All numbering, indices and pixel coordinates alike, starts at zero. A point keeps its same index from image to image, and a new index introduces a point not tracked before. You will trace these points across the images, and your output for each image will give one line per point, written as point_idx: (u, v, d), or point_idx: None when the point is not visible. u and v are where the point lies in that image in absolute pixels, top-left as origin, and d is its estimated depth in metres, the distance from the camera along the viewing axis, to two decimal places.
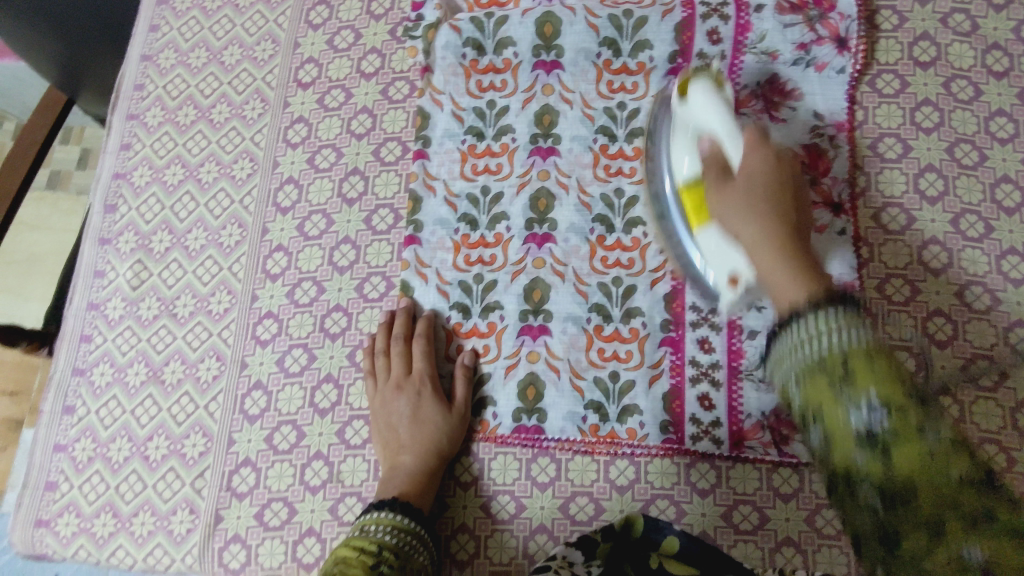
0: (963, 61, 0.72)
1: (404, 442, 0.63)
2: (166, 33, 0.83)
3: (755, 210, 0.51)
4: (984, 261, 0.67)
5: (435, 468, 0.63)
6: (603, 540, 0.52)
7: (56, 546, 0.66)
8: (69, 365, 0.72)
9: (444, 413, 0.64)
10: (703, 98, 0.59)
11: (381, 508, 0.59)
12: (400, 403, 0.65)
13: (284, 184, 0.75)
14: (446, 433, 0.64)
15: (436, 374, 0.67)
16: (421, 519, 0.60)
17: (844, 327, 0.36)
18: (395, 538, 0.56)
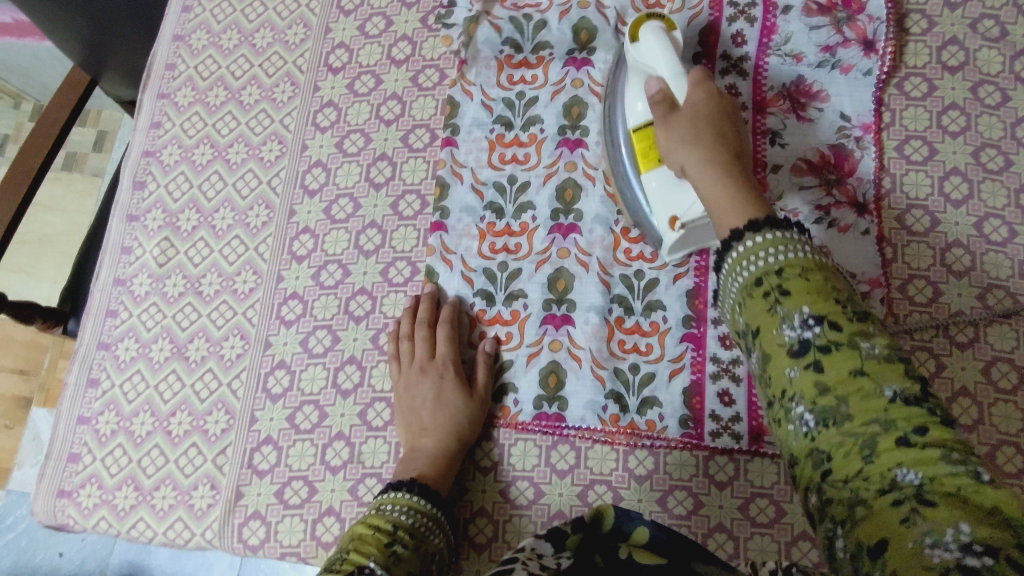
0: (991, 67, 0.72)
1: (427, 423, 0.63)
2: (198, 14, 0.83)
3: (698, 142, 0.57)
4: (1007, 266, 0.67)
5: (457, 451, 0.63)
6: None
7: (78, 517, 0.67)
8: (95, 339, 0.73)
9: (466, 397, 0.65)
10: (653, 45, 0.62)
11: (402, 489, 0.58)
12: (424, 384, 0.65)
13: (313, 167, 0.75)
14: (468, 417, 0.64)
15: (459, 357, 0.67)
16: (440, 504, 0.59)
17: (777, 249, 0.46)
18: (410, 519, 0.56)
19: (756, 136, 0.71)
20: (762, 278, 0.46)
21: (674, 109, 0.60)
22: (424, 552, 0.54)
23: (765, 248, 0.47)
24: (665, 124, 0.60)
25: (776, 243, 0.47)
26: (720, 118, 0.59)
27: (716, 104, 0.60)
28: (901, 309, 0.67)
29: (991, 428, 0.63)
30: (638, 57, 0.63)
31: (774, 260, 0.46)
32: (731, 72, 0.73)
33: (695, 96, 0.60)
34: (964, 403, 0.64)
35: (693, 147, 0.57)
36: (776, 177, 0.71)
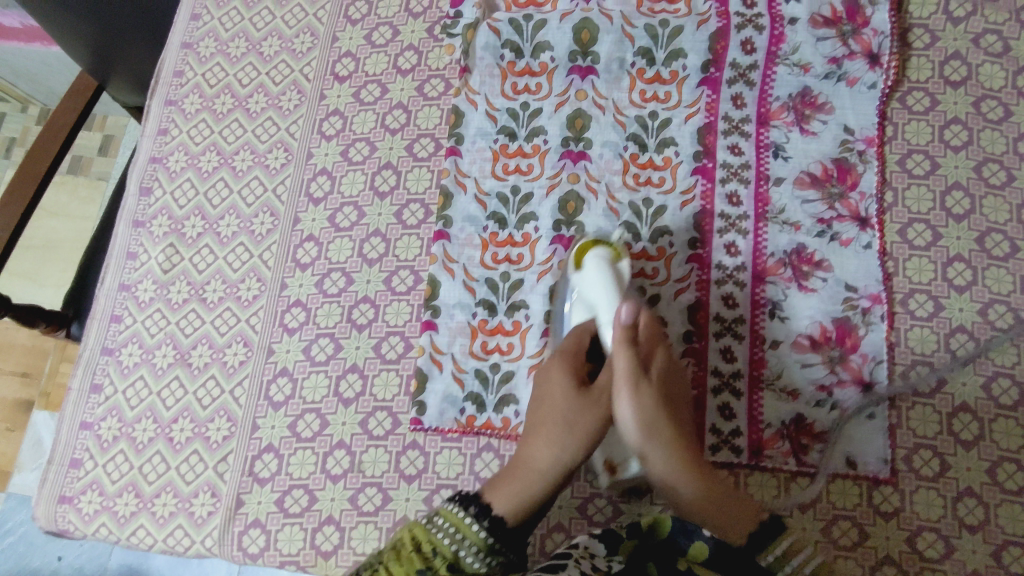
0: (994, 81, 0.73)
1: (537, 425, 0.59)
2: (206, 22, 0.84)
3: (665, 424, 0.58)
4: (1009, 281, 0.67)
5: (564, 457, 0.57)
6: (627, 536, 0.54)
7: (78, 523, 0.67)
8: (99, 344, 0.73)
9: (576, 398, 0.59)
10: (603, 279, 0.63)
11: (462, 505, 0.53)
12: (541, 388, 0.62)
13: (317, 175, 0.76)
14: (578, 420, 0.58)
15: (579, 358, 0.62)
16: (500, 530, 0.53)
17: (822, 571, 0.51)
18: (455, 546, 0.52)
19: (759, 149, 0.72)
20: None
21: (641, 381, 0.58)
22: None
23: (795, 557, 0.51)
24: (633, 390, 0.58)
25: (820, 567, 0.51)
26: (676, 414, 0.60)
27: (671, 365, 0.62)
28: (903, 324, 0.67)
29: (991, 444, 0.63)
30: (585, 283, 0.64)
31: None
32: (739, 81, 0.73)
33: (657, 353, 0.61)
34: (964, 419, 0.64)
35: (665, 445, 0.57)
36: (779, 190, 0.71)
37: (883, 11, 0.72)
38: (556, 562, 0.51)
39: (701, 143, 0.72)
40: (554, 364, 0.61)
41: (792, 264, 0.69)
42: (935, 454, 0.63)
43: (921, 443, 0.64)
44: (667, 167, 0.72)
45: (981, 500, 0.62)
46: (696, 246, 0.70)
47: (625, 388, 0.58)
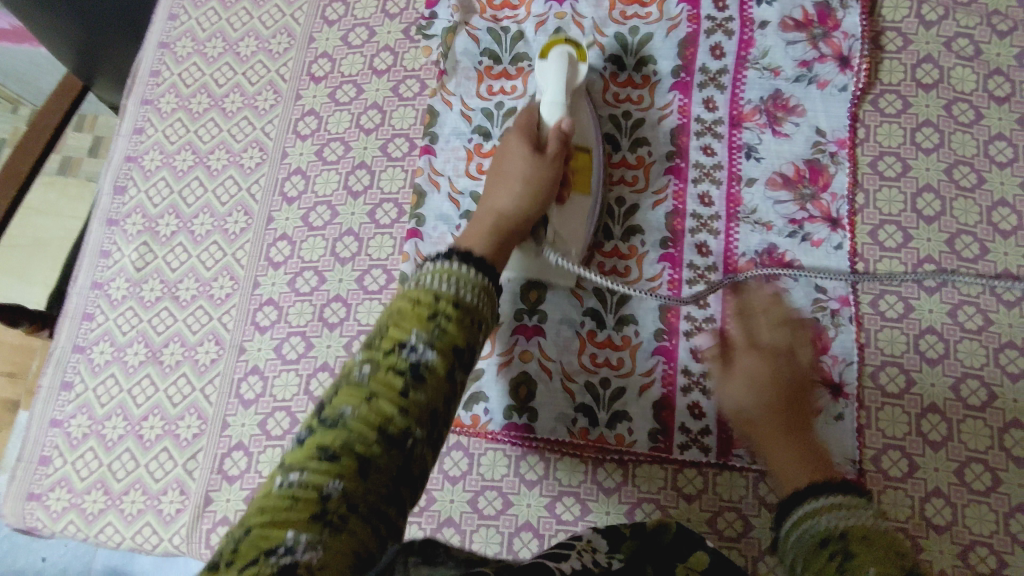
0: (965, 85, 0.73)
1: (496, 184, 0.62)
2: (184, 22, 0.84)
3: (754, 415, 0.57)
4: (978, 282, 0.67)
5: (523, 205, 0.60)
6: (630, 535, 0.44)
7: (46, 521, 0.67)
8: (70, 342, 0.73)
9: (531, 158, 0.61)
10: (556, 69, 0.66)
11: (444, 258, 0.49)
12: (499, 156, 0.64)
13: (292, 174, 0.76)
14: (532, 173, 0.61)
15: (533, 124, 0.64)
16: (481, 263, 0.50)
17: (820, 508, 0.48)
18: (450, 288, 0.47)
19: (731, 150, 0.72)
20: (829, 536, 0.44)
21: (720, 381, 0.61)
22: (466, 318, 0.46)
23: (831, 509, 0.46)
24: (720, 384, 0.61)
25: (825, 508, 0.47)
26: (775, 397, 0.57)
27: (767, 368, 0.59)
28: (873, 324, 0.67)
29: (959, 445, 0.63)
30: (541, 78, 0.67)
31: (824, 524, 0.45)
32: (710, 85, 0.74)
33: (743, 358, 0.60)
34: (932, 420, 0.64)
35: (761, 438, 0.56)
36: (750, 191, 0.71)
37: (854, 14, 0.73)
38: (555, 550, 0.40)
39: (674, 144, 0.72)
40: (511, 137, 0.64)
41: (763, 263, 0.69)
42: (903, 455, 0.64)
43: (889, 444, 0.64)
44: (640, 167, 0.72)
45: (949, 501, 0.62)
46: (667, 245, 0.70)
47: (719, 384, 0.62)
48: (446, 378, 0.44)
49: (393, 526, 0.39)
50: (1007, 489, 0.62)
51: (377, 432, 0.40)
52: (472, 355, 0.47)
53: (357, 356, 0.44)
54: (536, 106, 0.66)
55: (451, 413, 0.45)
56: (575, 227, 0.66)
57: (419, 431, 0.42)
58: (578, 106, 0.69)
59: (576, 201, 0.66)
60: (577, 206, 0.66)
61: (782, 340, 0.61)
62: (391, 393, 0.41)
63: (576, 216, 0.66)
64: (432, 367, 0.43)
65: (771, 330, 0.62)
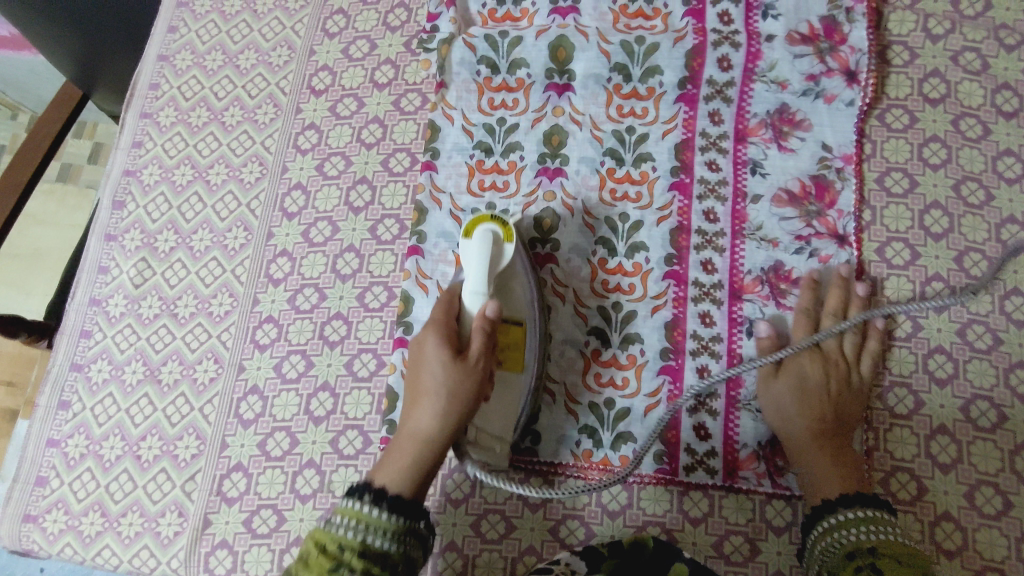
0: (973, 99, 0.72)
1: (416, 394, 0.58)
2: (183, 35, 0.84)
3: (803, 416, 0.62)
4: (987, 301, 0.67)
5: (441, 425, 0.56)
6: (609, 555, 0.58)
7: (43, 543, 0.66)
8: (68, 360, 0.72)
9: (449, 367, 0.57)
10: (478, 255, 0.61)
11: (357, 496, 0.53)
12: (420, 360, 0.60)
13: (292, 190, 0.75)
14: (452, 387, 0.57)
15: (453, 321, 0.59)
16: (398, 501, 0.54)
17: (870, 525, 0.55)
18: (362, 534, 0.51)
19: (737, 166, 0.71)
20: (854, 550, 0.54)
21: (776, 381, 0.64)
22: (377, 563, 0.50)
23: (849, 526, 0.55)
24: (771, 380, 0.64)
25: (868, 526, 0.55)
26: (822, 406, 0.62)
27: (834, 377, 0.64)
28: (880, 343, 0.66)
29: (969, 468, 0.62)
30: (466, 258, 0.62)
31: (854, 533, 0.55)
32: (716, 98, 0.73)
33: (803, 366, 0.64)
34: (942, 442, 0.63)
35: (802, 441, 0.61)
36: (756, 208, 0.70)
37: (861, 29, 0.72)
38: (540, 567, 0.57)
39: (678, 159, 0.72)
40: (430, 335, 0.59)
41: (769, 281, 0.68)
42: (913, 477, 0.63)
43: (898, 466, 0.63)
44: (644, 182, 0.71)
45: (959, 525, 0.61)
46: (672, 263, 0.69)
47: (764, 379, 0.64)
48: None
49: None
50: (1019, 513, 0.61)
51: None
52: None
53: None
54: (458, 298, 0.61)
55: None
56: (507, 411, 0.62)
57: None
58: (510, 280, 0.63)
59: (508, 388, 0.61)
60: (509, 391, 0.61)
61: (838, 343, 0.65)
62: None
63: (508, 402, 0.62)
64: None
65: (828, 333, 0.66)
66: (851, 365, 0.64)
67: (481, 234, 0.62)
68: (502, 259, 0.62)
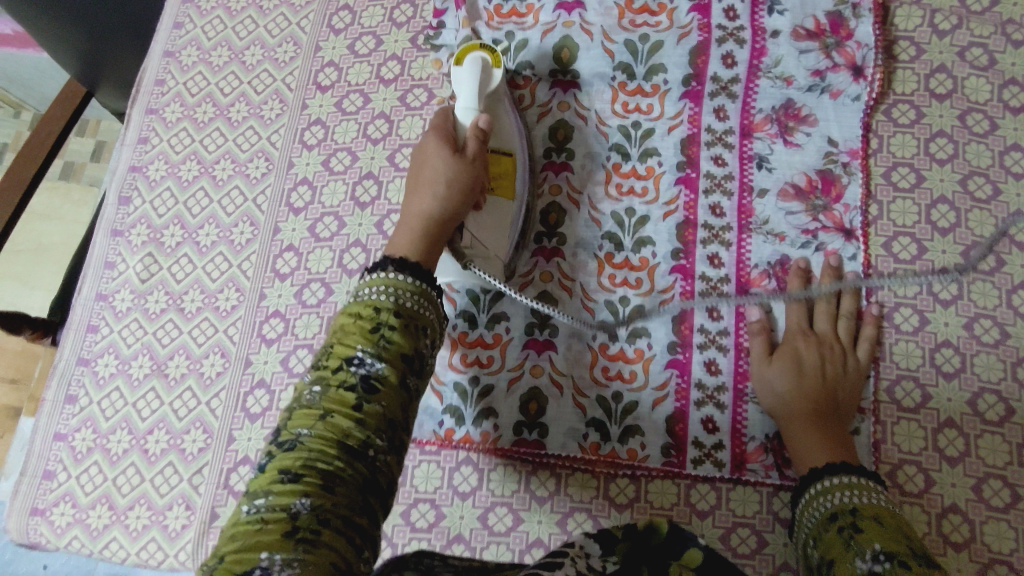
0: (979, 94, 0.72)
1: (415, 186, 0.59)
2: (189, 31, 0.84)
3: (798, 399, 0.61)
4: (994, 295, 0.67)
5: (447, 208, 0.57)
6: (623, 537, 0.44)
7: (50, 536, 0.66)
8: (75, 354, 0.72)
9: (450, 157, 0.58)
10: (468, 76, 0.65)
11: (378, 269, 0.50)
12: (416, 162, 0.60)
13: (298, 185, 0.75)
14: (455, 176, 0.58)
15: (449, 127, 0.61)
16: (416, 268, 0.51)
17: (857, 491, 0.54)
18: (390, 298, 0.48)
19: (743, 161, 0.71)
20: (838, 513, 0.54)
21: (771, 365, 0.64)
22: (411, 328, 0.47)
23: (836, 492, 0.55)
24: (766, 366, 0.64)
25: (854, 489, 0.55)
26: (818, 389, 0.62)
27: (829, 360, 0.63)
28: (887, 337, 0.66)
29: (977, 461, 0.62)
30: (460, 81, 0.66)
31: (840, 498, 0.55)
32: (721, 94, 0.73)
33: (797, 347, 0.64)
34: (949, 435, 0.63)
35: (800, 425, 0.61)
36: (762, 202, 0.70)
37: (867, 24, 0.71)
38: (550, 560, 0.40)
39: (685, 154, 0.72)
40: (428, 140, 0.60)
41: (776, 275, 0.68)
42: (920, 470, 0.63)
43: (906, 459, 0.63)
44: (651, 176, 0.72)
45: (967, 517, 0.61)
46: (679, 256, 0.69)
47: (757, 364, 0.64)
48: (397, 385, 0.45)
49: (370, 525, 0.41)
50: None
51: (338, 444, 0.41)
52: (422, 361, 0.49)
53: (308, 377, 0.46)
54: (454, 112, 0.64)
55: (409, 416, 0.47)
56: (500, 233, 0.65)
57: (379, 438, 0.43)
58: (497, 110, 0.68)
59: (501, 206, 0.65)
60: (502, 210, 0.65)
61: (832, 329, 0.66)
62: (346, 405, 0.43)
63: (501, 222, 0.65)
64: (382, 377, 0.45)
65: (822, 321, 0.66)
66: (846, 349, 0.65)
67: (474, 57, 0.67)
68: (494, 85, 0.66)
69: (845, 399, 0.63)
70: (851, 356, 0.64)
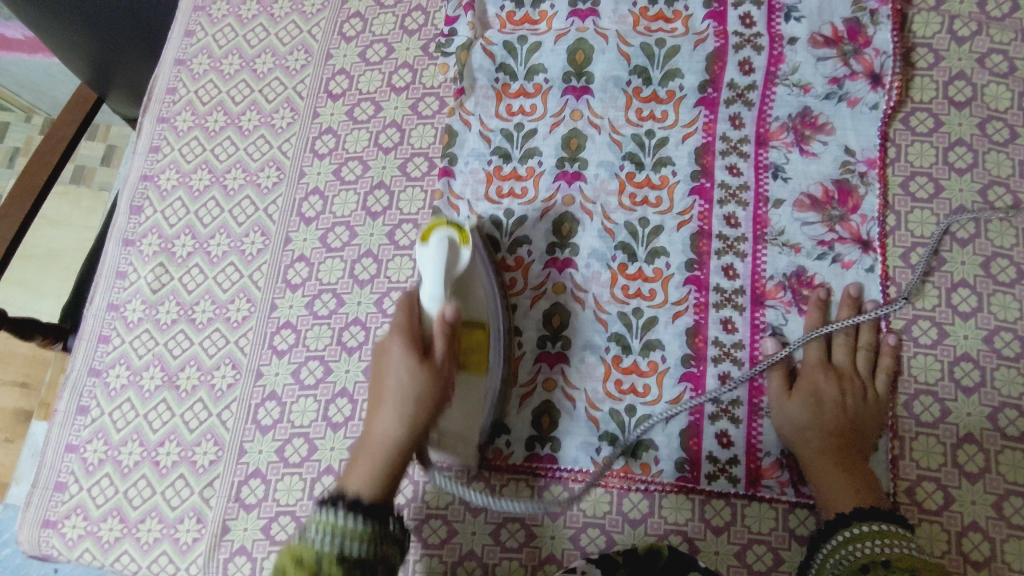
0: (999, 102, 0.71)
1: (377, 403, 0.55)
2: (200, 39, 0.84)
3: (817, 436, 0.61)
4: (1016, 307, 0.65)
5: (409, 433, 0.54)
6: (623, 562, 0.54)
7: (62, 548, 0.66)
8: (86, 365, 0.72)
9: (414, 369, 0.54)
10: (434, 257, 0.56)
11: (331, 508, 0.50)
12: (380, 364, 0.57)
13: (309, 194, 0.75)
14: (415, 401, 0.54)
15: (416, 319, 0.56)
16: (369, 505, 0.51)
17: (887, 541, 0.53)
18: (339, 544, 0.48)
19: (758, 170, 0.70)
20: (870, 564, 0.53)
21: (789, 400, 0.63)
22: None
23: (866, 540, 0.54)
24: (785, 402, 0.63)
25: (884, 540, 0.54)
26: (837, 425, 0.61)
27: (848, 394, 0.63)
28: (905, 351, 0.65)
29: (998, 477, 0.61)
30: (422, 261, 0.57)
31: (868, 549, 0.54)
32: (736, 101, 0.72)
33: (815, 383, 0.63)
34: (968, 451, 0.62)
35: (819, 462, 0.60)
36: (778, 213, 0.69)
37: (885, 31, 0.70)
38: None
39: (699, 163, 0.71)
40: (391, 340, 0.56)
41: (791, 286, 0.67)
42: (939, 487, 0.61)
43: (925, 475, 0.62)
44: (664, 186, 0.71)
45: (987, 535, 0.60)
46: (693, 268, 0.68)
47: (777, 399, 0.63)
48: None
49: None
50: None
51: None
52: None
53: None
54: (417, 299, 0.57)
55: None
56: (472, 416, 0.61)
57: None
58: (471, 279, 0.61)
59: (474, 383, 0.60)
60: (475, 391, 0.61)
61: (851, 361, 0.65)
62: None
63: (473, 404, 0.61)
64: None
65: (839, 352, 0.66)
66: (865, 380, 0.64)
67: (440, 230, 0.57)
68: (465, 260, 0.58)
69: (864, 434, 0.62)
70: (871, 389, 0.63)
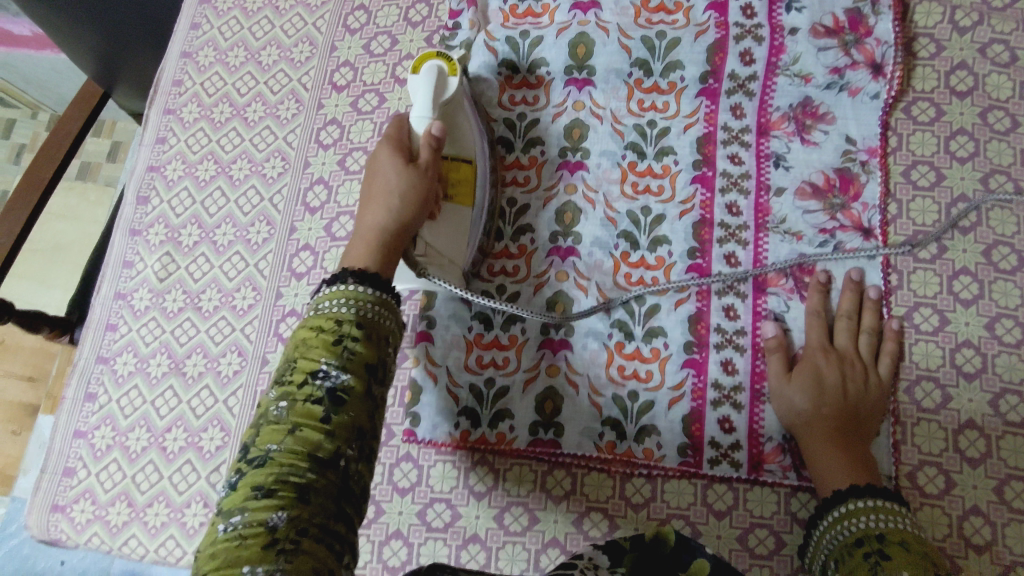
0: (1001, 92, 0.71)
1: (368, 201, 0.58)
2: (207, 31, 0.84)
3: (817, 420, 0.61)
4: (1017, 295, 0.66)
5: (398, 221, 0.56)
6: (629, 549, 0.44)
7: (70, 532, 0.67)
8: (94, 353, 0.73)
9: (402, 168, 0.58)
10: (423, 83, 0.63)
11: (335, 281, 0.48)
12: (369, 175, 0.60)
13: (314, 184, 0.75)
14: (403, 194, 0.57)
15: (403, 136, 0.61)
16: (368, 276, 0.49)
17: (883, 514, 0.53)
18: (353, 312, 0.46)
19: (759, 159, 0.71)
20: (863, 537, 0.53)
21: (789, 383, 0.63)
22: (374, 341, 0.46)
23: (861, 514, 0.54)
24: (785, 385, 0.63)
25: (879, 513, 0.54)
26: (838, 408, 0.61)
27: (849, 378, 0.63)
28: (906, 338, 0.66)
29: (999, 462, 0.62)
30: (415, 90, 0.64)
31: (862, 521, 0.54)
32: (738, 91, 0.72)
33: (816, 365, 0.63)
34: (969, 436, 0.63)
35: (819, 444, 0.60)
36: (779, 201, 0.70)
37: (887, 21, 0.71)
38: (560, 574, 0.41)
39: (700, 153, 0.71)
40: (380, 153, 0.60)
41: (793, 274, 0.68)
42: (940, 472, 0.62)
43: (926, 460, 0.62)
44: (666, 176, 0.71)
45: (988, 520, 0.60)
46: (695, 256, 0.69)
47: (777, 382, 0.63)
48: (363, 392, 0.44)
49: (345, 538, 0.40)
50: None
51: (308, 456, 0.40)
52: (386, 372, 0.47)
53: (271, 394, 0.44)
54: (407, 120, 0.63)
55: (377, 424, 0.46)
56: (456, 239, 0.64)
57: (350, 447, 0.42)
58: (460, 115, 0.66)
59: (460, 213, 0.64)
60: (460, 220, 0.64)
61: (853, 344, 0.65)
62: (314, 418, 0.42)
63: (459, 232, 0.64)
64: (348, 387, 0.44)
65: (842, 336, 0.65)
66: (867, 364, 0.64)
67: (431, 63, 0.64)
68: (453, 92, 0.64)
69: (865, 416, 0.62)
70: (873, 373, 0.63)
